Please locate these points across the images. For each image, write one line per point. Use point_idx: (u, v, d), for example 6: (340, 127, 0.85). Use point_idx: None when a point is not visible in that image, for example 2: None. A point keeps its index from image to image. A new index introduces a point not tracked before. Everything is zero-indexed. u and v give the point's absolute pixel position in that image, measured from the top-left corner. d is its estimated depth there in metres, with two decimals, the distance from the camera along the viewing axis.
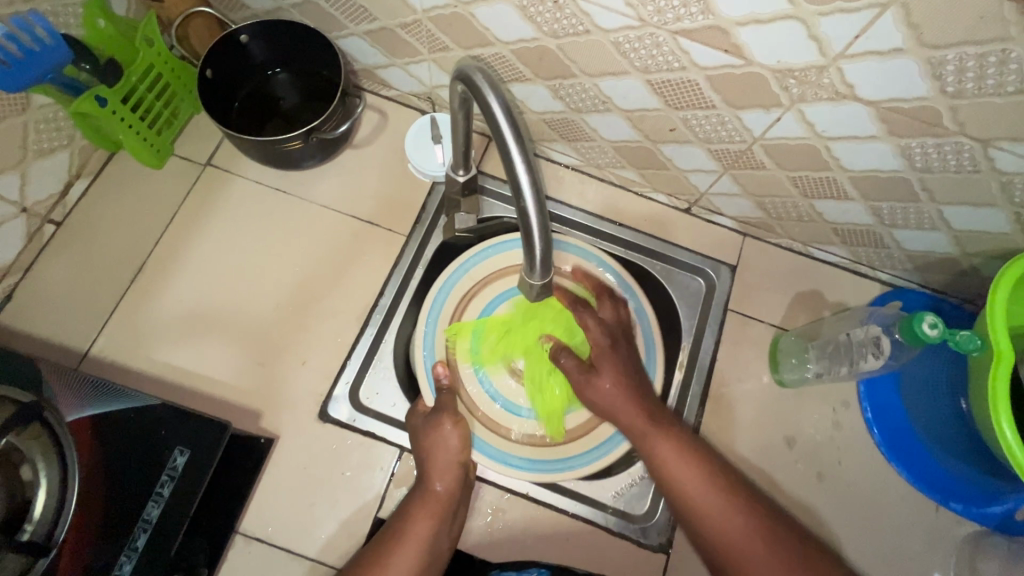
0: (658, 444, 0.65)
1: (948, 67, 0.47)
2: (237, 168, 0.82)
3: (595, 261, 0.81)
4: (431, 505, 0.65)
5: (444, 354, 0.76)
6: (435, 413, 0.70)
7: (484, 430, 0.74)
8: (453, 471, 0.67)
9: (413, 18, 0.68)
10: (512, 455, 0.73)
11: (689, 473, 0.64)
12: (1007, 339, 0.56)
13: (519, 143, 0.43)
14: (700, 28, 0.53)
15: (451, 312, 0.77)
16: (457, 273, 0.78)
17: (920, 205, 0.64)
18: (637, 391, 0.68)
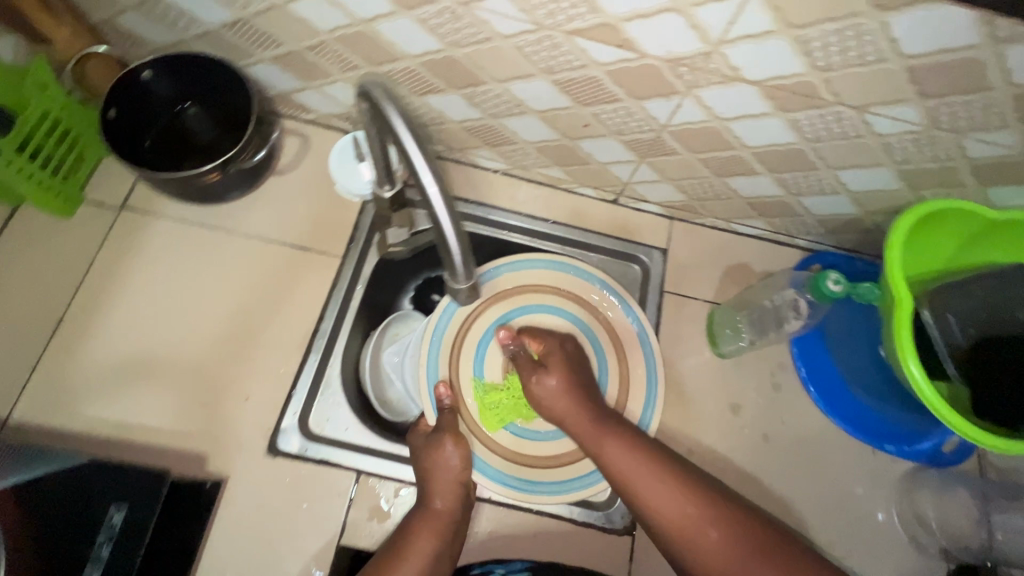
0: (607, 449, 0.68)
1: (814, 44, 0.51)
2: (155, 207, 0.79)
3: (594, 280, 0.82)
4: (432, 523, 0.66)
5: (447, 373, 0.77)
6: (436, 434, 0.71)
7: (483, 450, 0.75)
8: (454, 489, 0.68)
9: (319, 41, 0.68)
10: (510, 475, 0.74)
11: (641, 473, 0.66)
12: (905, 288, 0.61)
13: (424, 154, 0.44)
14: (591, 27, 0.55)
15: (455, 334, 0.79)
16: (459, 300, 0.79)
17: (819, 172, 0.69)
18: (581, 396, 0.71)
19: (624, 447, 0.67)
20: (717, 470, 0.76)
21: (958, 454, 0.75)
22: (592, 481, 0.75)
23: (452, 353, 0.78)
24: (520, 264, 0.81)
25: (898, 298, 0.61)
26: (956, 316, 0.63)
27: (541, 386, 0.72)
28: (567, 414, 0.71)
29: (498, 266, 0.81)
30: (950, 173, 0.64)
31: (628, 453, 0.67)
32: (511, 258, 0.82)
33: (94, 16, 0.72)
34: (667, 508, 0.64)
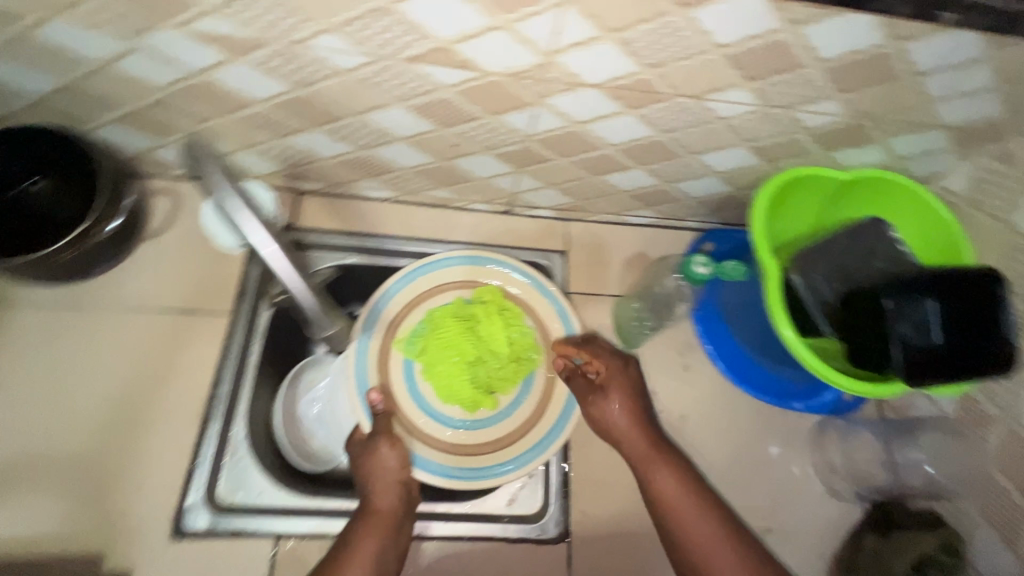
0: (654, 471, 0.71)
1: (637, 44, 0.53)
2: (11, 296, 0.73)
3: (515, 272, 0.80)
4: (375, 522, 0.66)
5: (378, 380, 0.75)
6: (372, 438, 0.71)
7: (423, 448, 0.73)
8: (394, 489, 0.69)
9: (159, 96, 0.65)
10: (452, 467, 0.72)
11: (687, 508, 0.68)
12: (769, 255, 0.65)
13: None
14: (426, 52, 0.55)
15: (382, 340, 0.76)
16: (381, 301, 0.77)
17: (683, 159, 0.72)
18: (643, 420, 0.74)
19: (673, 472, 0.71)
20: None
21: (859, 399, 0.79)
22: (533, 454, 0.73)
23: (381, 357, 0.76)
24: (435, 266, 0.79)
25: (765, 265, 0.65)
26: (823, 276, 0.68)
27: (612, 409, 0.74)
28: (621, 433, 0.74)
29: (417, 267, 0.79)
30: (796, 143, 0.69)
31: (676, 478, 0.70)
32: (427, 259, 0.80)
33: None
34: (702, 530, 0.67)
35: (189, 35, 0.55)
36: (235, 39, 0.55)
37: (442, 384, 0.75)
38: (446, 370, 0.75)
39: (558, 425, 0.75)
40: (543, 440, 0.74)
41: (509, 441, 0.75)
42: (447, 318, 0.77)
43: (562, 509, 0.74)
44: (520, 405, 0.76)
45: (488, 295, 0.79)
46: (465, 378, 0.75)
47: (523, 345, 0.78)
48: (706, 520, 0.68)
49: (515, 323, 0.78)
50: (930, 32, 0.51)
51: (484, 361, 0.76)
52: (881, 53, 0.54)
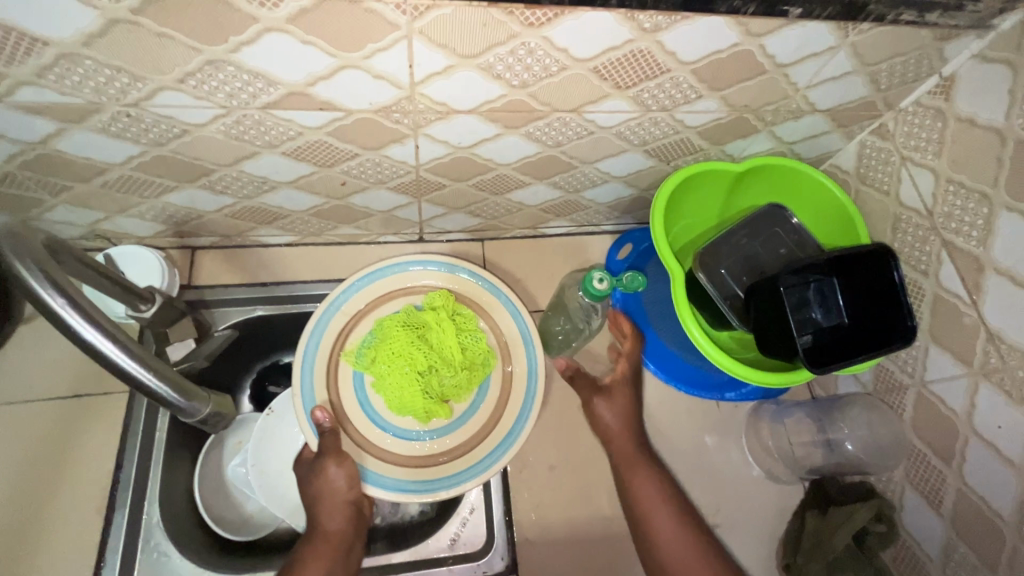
0: (639, 477, 0.70)
1: (497, 67, 0.51)
2: None
3: (465, 273, 0.78)
4: (323, 545, 0.66)
5: (326, 398, 0.72)
6: (320, 458, 0.69)
7: (377, 464, 0.71)
8: (344, 509, 0.69)
9: (2, 173, 0.59)
10: (406, 481, 0.71)
11: (665, 514, 0.68)
12: (672, 260, 0.65)
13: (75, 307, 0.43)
14: (280, 98, 0.52)
15: (328, 357, 0.73)
16: (329, 312, 0.74)
17: (580, 169, 0.72)
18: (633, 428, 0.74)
19: (656, 479, 0.70)
20: (583, 473, 0.76)
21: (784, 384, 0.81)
22: (482, 467, 0.71)
23: (331, 372, 0.73)
24: (374, 277, 0.76)
25: (670, 271, 0.64)
26: (727, 269, 0.69)
27: (607, 412, 0.75)
28: (613, 435, 0.74)
29: (358, 278, 0.75)
30: (686, 142, 0.69)
31: (658, 486, 0.70)
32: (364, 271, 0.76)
33: None
34: (674, 537, 0.66)
35: (11, 108, 0.50)
36: (64, 106, 0.50)
37: (391, 396, 0.71)
38: (394, 382, 0.71)
39: (519, 422, 0.73)
40: (487, 454, 0.72)
41: (466, 447, 0.73)
42: (396, 326, 0.73)
43: (506, 539, 0.72)
44: (475, 412, 0.74)
45: (438, 299, 0.75)
46: (417, 389, 0.70)
47: (478, 352, 0.74)
48: (678, 527, 0.67)
49: (468, 327, 0.75)
50: (782, 26, 0.51)
51: (437, 369, 0.72)
52: (741, 50, 0.54)
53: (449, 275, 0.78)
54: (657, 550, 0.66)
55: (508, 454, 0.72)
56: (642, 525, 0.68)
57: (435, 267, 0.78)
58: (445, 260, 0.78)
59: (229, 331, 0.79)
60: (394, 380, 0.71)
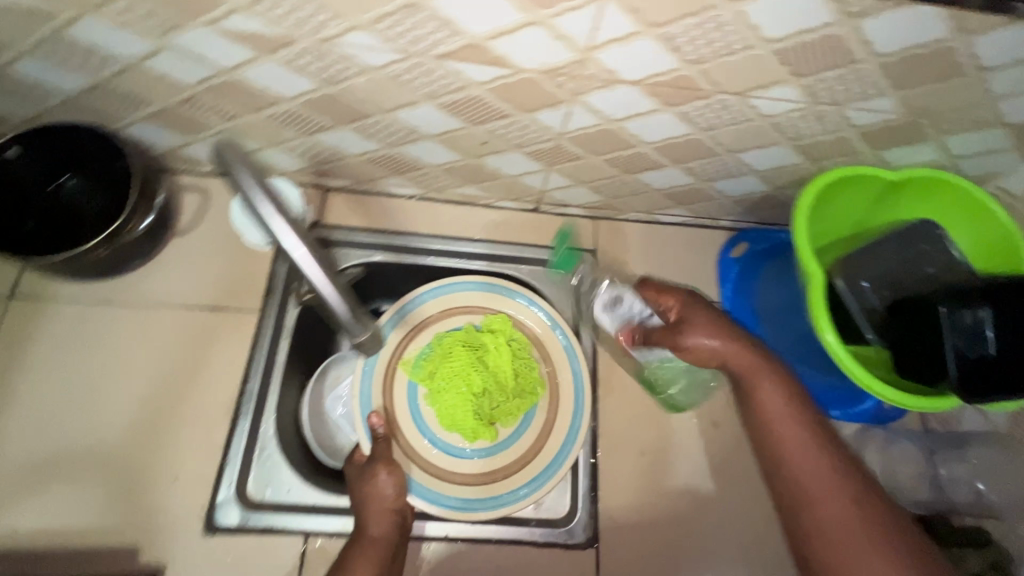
0: (763, 392, 0.64)
1: (680, 39, 0.50)
2: (48, 291, 0.74)
3: (523, 300, 0.81)
4: (368, 550, 0.62)
5: (382, 403, 0.74)
6: (370, 463, 0.68)
7: (421, 473, 0.72)
8: (389, 517, 0.65)
9: (189, 94, 0.64)
10: (448, 496, 0.71)
11: (784, 421, 0.62)
12: (814, 261, 0.62)
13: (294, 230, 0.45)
14: (459, 49, 0.53)
15: (388, 361, 0.76)
16: (394, 318, 0.78)
17: (722, 157, 0.69)
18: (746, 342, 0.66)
19: (784, 395, 0.63)
20: (670, 465, 0.76)
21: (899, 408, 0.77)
22: (532, 489, 0.72)
23: (387, 379, 0.76)
24: (438, 291, 0.80)
25: (809, 272, 0.62)
26: (868, 281, 0.67)
27: (699, 337, 0.66)
28: (721, 356, 0.66)
29: (424, 291, 0.80)
30: (843, 142, 0.65)
31: (787, 402, 0.63)
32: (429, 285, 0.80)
33: None
34: (809, 457, 0.60)
35: (220, 33, 0.54)
36: (265, 36, 0.54)
37: (444, 411, 0.74)
38: (446, 397, 0.74)
39: (563, 452, 0.73)
40: (536, 477, 0.72)
41: (510, 470, 0.73)
42: (457, 344, 0.77)
43: (590, 514, 0.73)
44: (519, 437, 0.75)
45: (497, 323, 0.79)
46: (469, 409, 0.73)
47: (529, 379, 0.76)
48: (815, 447, 0.60)
49: (523, 353, 0.78)
50: (1001, 25, 0.47)
51: (489, 392, 0.75)
52: (944, 47, 0.50)
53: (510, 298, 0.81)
54: (788, 468, 0.60)
55: (545, 486, 0.72)
56: (770, 443, 0.62)
57: (476, 287, 0.81)
58: (507, 284, 0.81)
59: (357, 270, 0.84)
60: (447, 397, 0.74)
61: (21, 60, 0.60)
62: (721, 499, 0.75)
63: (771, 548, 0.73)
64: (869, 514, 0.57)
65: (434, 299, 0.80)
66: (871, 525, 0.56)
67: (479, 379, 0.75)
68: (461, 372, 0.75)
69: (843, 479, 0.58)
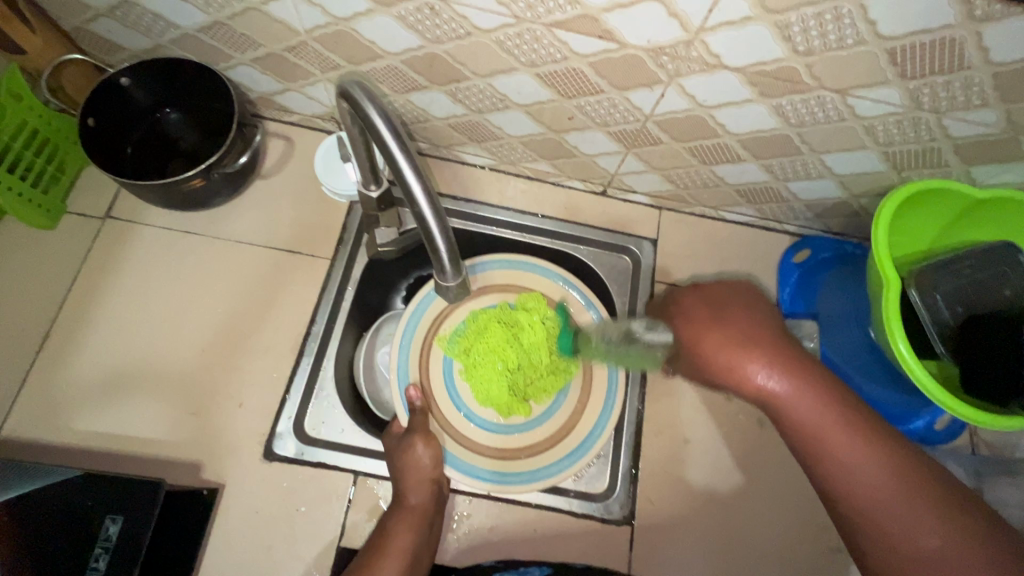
0: (793, 401, 0.54)
1: (793, 29, 0.51)
2: (139, 216, 0.78)
3: (559, 281, 0.82)
4: (408, 516, 0.66)
5: (418, 378, 0.76)
6: (408, 435, 0.71)
7: (455, 444, 0.74)
8: (427, 486, 0.68)
9: (298, 40, 0.67)
10: (480, 467, 0.73)
11: (816, 421, 0.53)
12: (893, 269, 0.62)
13: (402, 147, 0.43)
14: (571, 19, 0.55)
15: (426, 332, 0.78)
16: (428, 299, 0.78)
17: (805, 156, 0.70)
18: (759, 346, 0.55)
19: (816, 396, 0.53)
20: (712, 457, 0.77)
21: (948, 432, 0.78)
22: (566, 465, 0.73)
23: (423, 352, 0.78)
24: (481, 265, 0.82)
25: (885, 280, 0.62)
26: (943, 295, 0.64)
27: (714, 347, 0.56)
28: (719, 372, 0.57)
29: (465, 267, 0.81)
30: (932, 153, 0.65)
31: (819, 400, 0.53)
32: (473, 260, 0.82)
33: (66, 22, 0.70)
34: (850, 454, 0.51)
35: None
36: None
37: (478, 385, 0.75)
38: (482, 373, 0.75)
39: (594, 432, 0.75)
40: (567, 455, 0.74)
41: (540, 448, 0.75)
42: (492, 322, 0.78)
43: (628, 493, 0.75)
44: (552, 414, 0.76)
45: (531, 302, 0.79)
46: (504, 384, 0.75)
47: (562, 356, 0.77)
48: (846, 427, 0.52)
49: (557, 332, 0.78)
50: None
51: (524, 369, 0.76)
52: None
53: (547, 278, 0.82)
54: (833, 473, 0.52)
55: (575, 466, 0.74)
56: (813, 450, 0.53)
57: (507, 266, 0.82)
58: (542, 264, 0.82)
59: None
60: (479, 372, 0.76)
61: None
62: (758, 497, 0.75)
63: (806, 551, 0.73)
64: (915, 497, 0.49)
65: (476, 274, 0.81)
66: (919, 506, 0.49)
67: (512, 357, 0.76)
68: (496, 350, 0.76)
69: (895, 469, 0.50)
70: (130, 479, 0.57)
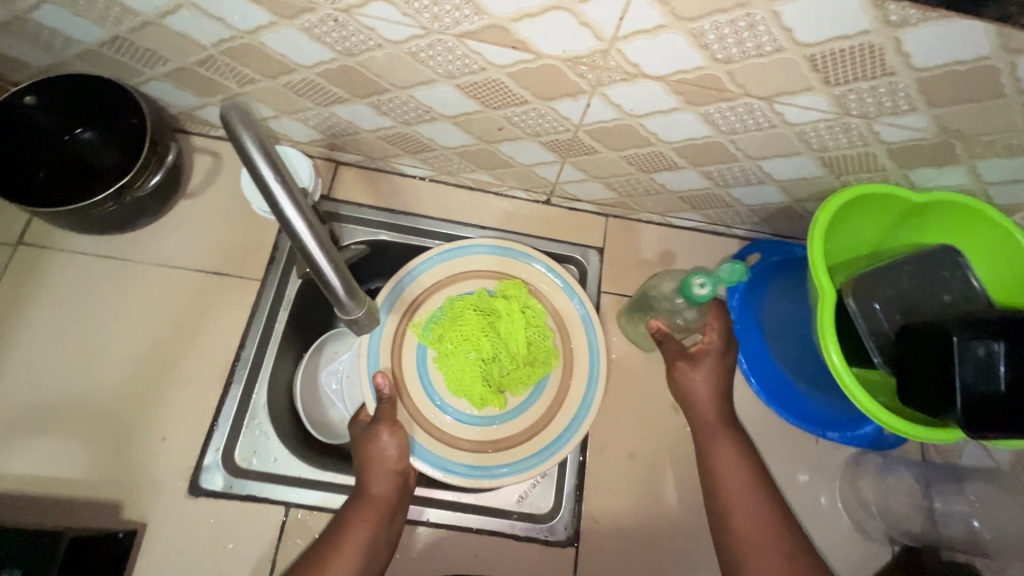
0: (716, 453, 0.68)
1: (709, 37, 0.49)
2: (54, 242, 0.74)
3: (540, 266, 0.79)
4: (369, 508, 0.63)
5: (388, 368, 0.74)
6: (373, 424, 0.69)
7: (425, 437, 0.72)
8: (391, 477, 0.66)
9: (206, 55, 0.64)
10: (453, 461, 0.71)
11: (736, 473, 0.66)
12: (827, 277, 0.60)
13: (280, 178, 0.40)
14: (481, 29, 0.52)
15: (398, 321, 0.76)
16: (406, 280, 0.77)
17: (742, 163, 0.68)
18: (720, 390, 0.70)
19: (739, 453, 0.68)
20: (660, 471, 0.75)
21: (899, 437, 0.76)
22: (543, 457, 0.72)
23: (395, 344, 0.75)
24: (435, 259, 0.78)
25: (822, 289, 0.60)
26: (881, 305, 0.63)
27: (701, 376, 0.70)
28: (698, 401, 0.70)
29: (440, 252, 0.78)
30: (868, 157, 0.63)
31: (740, 458, 0.67)
32: (420, 258, 0.78)
33: None
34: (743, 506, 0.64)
35: None
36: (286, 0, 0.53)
37: (453, 376, 0.73)
38: (455, 361, 0.73)
39: (569, 429, 0.73)
40: (545, 447, 0.72)
41: (513, 441, 0.73)
42: (468, 309, 0.76)
43: (573, 513, 0.73)
44: (530, 406, 0.74)
45: (511, 290, 0.77)
46: (477, 376, 0.72)
47: (541, 348, 0.75)
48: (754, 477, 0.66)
49: (536, 322, 0.76)
50: None
51: (499, 359, 0.74)
52: (987, 65, 0.48)
53: (526, 265, 0.79)
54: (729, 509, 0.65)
55: (550, 460, 0.71)
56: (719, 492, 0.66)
57: (489, 251, 0.79)
58: (525, 250, 0.79)
59: (362, 246, 0.81)
60: (454, 362, 0.73)
61: (42, 8, 0.59)
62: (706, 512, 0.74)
63: None
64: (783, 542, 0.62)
65: (449, 260, 0.79)
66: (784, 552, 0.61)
67: (488, 350, 0.73)
68: (472, 339, 0.74)
69: (773, 513, 0.64)
70: (32, 533, 0.55)
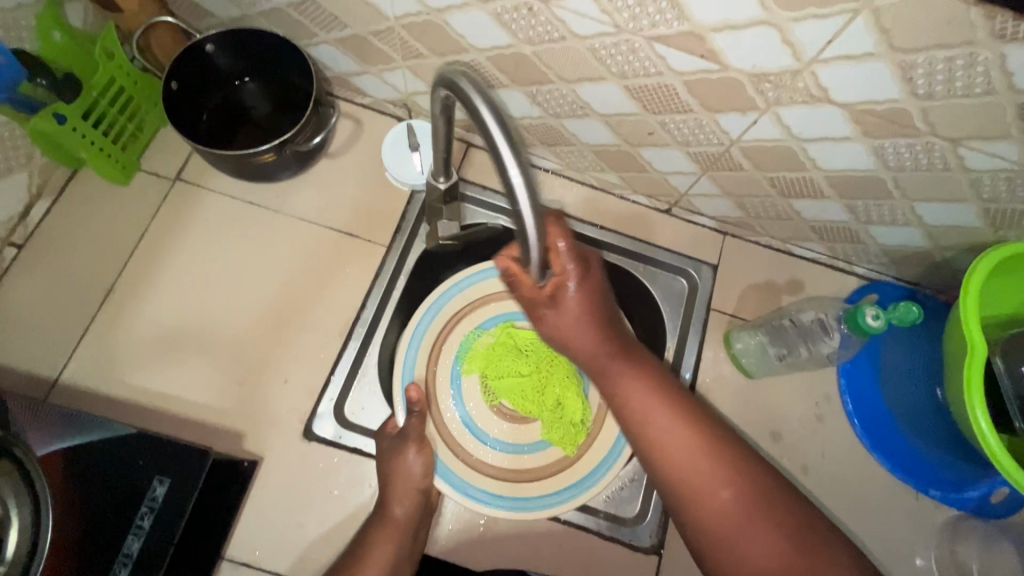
0: (623, 379, 0.62)
1: (918, 71, 0.48)
2: (208, 182, 0.79)
3: None
4: (391, 529, 0.65)
5: (422, 375, 0.73)
6: (401, 437, 0.68)
7: (448, 454, 0.71)
8: (413, 496, 0.66)
9: (385, 25, 0.67)
10: (475, 486, 0.70)
11: (649, 407, 0.61)
12: (981, 334, 0.58)
13: (507, 141, 0.42)
14: (676, 34, 0.52)
15: (437, 335, 0.74)
16: (450, 290, 0.75)
17: (894, 202, 0.66)
18: (601, 312, 0.59)
19: (644, 381, 0.62)
20: None
21: (1007, 507, 0.73)
22: (559, 501, 0.70)
23: (432, 353, 0.74)
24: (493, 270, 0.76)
25: (971, 345, 0.58)
26: None
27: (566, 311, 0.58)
28: (577, 338, 0.60)
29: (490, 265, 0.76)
30: None
31: (647, 387, 0.61)
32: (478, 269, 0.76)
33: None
34: (672, 430, 0.59)
35: None
36: None
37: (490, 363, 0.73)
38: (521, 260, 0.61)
39: (603, 465, 0.71)
40: (573, 485, 0.71)
41: (540, 474, 0.71)
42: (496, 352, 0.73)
43: (660, 522, 0.73)
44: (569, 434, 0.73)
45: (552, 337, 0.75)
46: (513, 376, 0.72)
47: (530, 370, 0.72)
48: (670, 416, 0.60)
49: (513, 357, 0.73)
50: None
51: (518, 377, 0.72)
52: None
53: None
54: (699, 510, 0.57)
55: (571, 503, 0.70)
56: (646, 434, 0.60)
57: None
58: None
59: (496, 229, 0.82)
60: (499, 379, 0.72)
61: None
62: None
63: None
64: (762, 517, 0.56)
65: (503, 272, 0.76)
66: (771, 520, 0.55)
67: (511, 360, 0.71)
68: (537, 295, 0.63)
69: (724, 465, 0.58)
70: (183, 445, 0.59)
